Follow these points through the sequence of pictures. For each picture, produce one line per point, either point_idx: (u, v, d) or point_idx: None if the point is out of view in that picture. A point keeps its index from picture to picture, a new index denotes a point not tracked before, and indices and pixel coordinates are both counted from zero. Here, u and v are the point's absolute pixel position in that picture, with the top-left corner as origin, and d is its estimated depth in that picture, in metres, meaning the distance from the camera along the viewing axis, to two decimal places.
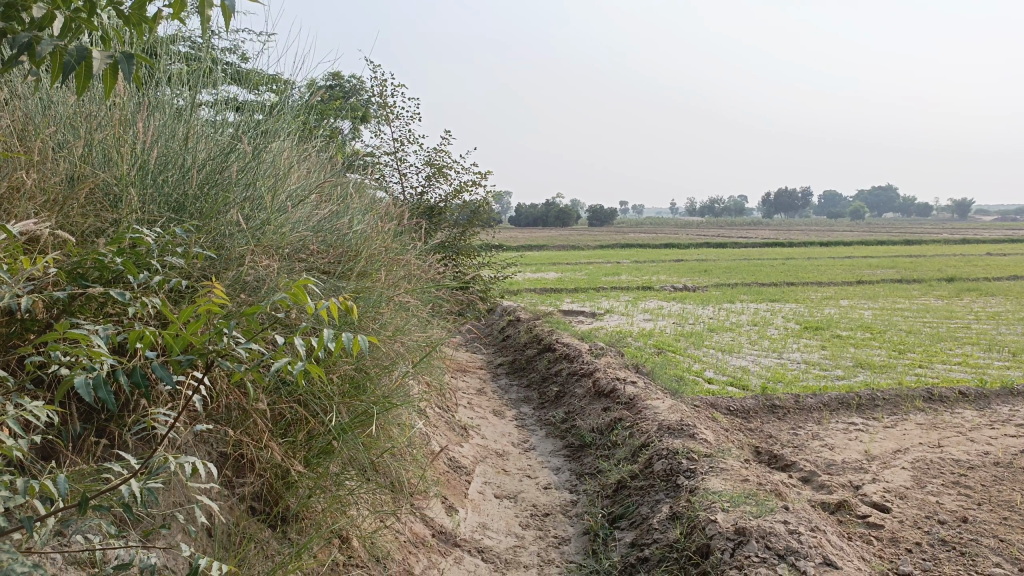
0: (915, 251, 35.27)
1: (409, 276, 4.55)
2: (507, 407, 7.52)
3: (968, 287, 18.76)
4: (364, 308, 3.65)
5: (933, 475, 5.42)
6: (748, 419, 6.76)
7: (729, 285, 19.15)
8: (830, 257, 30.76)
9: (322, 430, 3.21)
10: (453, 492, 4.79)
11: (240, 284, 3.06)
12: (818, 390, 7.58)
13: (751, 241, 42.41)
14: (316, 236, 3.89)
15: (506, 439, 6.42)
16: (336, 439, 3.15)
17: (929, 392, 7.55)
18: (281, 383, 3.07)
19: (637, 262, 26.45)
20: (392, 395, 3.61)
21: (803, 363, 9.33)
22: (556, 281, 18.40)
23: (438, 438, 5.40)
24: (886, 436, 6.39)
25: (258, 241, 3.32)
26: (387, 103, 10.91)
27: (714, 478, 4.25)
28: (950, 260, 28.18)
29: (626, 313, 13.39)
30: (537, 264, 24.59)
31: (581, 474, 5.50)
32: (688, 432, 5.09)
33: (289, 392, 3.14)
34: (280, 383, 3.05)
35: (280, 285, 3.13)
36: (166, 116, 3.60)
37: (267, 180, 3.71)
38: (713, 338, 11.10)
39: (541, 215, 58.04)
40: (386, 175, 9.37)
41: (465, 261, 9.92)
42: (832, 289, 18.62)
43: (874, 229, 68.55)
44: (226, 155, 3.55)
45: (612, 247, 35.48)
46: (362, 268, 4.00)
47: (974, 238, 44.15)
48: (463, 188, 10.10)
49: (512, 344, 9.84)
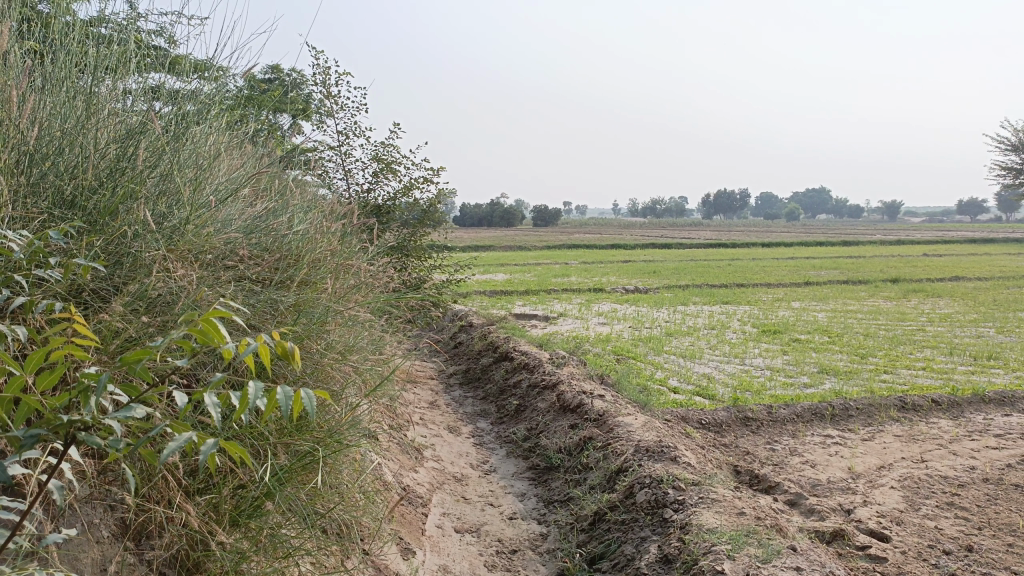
0: (854, 251, 35.93)
1: (359, 285, 3.97)
2: (462, 422, 6.95)
3: (914, 289, 18.91)
4: (305, 326, 3.05)
5: (925, 496, 5.05)
6: (721, 434, 6.33)
7: (679, 287, 18.87)
8: (774, 258, 30.96)
9: (252, 483, 2.60)
10: (409, 530, 4.20)
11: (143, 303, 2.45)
12: (790, 400, 7.20)
13: (696, 242, 42.55)
14: (249, 238, 3.29)
15: (464, 460, 5.85)
16: (266, 491, 2.54)
17: (902, 401, 7.26)
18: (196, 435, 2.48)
19: (586, 263, 26.12)
20: (345, 428, 3.02)
21: (767, 370, 8.99)
22: (506, 284, 17.82)
23: (389, 465, 4.80)
24: (867, 450, 6.03)
25: (170, 244, 2.70)
26: (331, 94, 10.20)
27: (706, 512, 3.78)
28: (890, 261, 28.71)
29: (580, 316, 12.92)
30: (484, 265, 24.01)
31: (550, 501, 4.97)
32: (669, 456, 4.61)
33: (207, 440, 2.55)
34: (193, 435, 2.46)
35: (198, 301, 2.55)
36: (62, 90, 2.98)
37: (188, 168, 3.11)
38: (672, 343, 10.70)
39: (485, 216, 57.53)
40: (329, 171, 8.66)
41: (414, 264, 9.31)
42: (781, 291, 18.51)
43: (811, 230, 70.09)
44: (134, 136, 2.93)
45: (559, 247, 35.11)
46: (305, 277, 3.39)
47: (909, 240, 45.24)
48: (412, 185, 9.45)
49: (464, 352, 9.26)
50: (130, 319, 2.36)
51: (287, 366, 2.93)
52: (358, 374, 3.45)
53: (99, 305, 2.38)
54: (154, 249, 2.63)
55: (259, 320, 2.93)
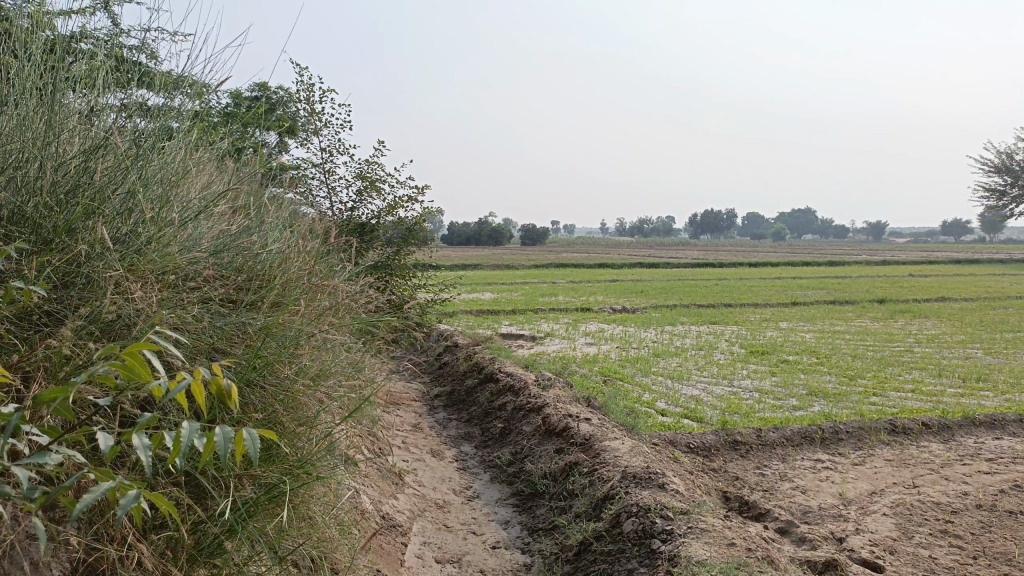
0: (840, 271, 36.02)
1: (335, 306, 3.84)
2: (445, 445, 6.79)
3: (901, 309, 18.92)
4: (275, 350, 2.91)
5: (918, 523, 4.93)
6: (710, 458, 6.20)
7: (666, 307, 18.78)
8: (761, 278, 30.98)
9: (214, 518, 2.45)
10: (388, 561, 4.04)
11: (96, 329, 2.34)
12: (779, 423, 7.09)
13: (683, 261, 42.61)
14: (219, 258, 3.18)
15: (446, 486, 5.69)
16: (228, 529, 2.39)
17: (892, 424, 7.16)
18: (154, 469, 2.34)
19: (573, 282, 26.01)
20: (316, 457, 2.87)
21: (756, 392, 8.88)
22: (493, 303, 17.68)
23: (368, 491, 4.64)
24: (858, 475, 5.92)
25: (128, 263, 2.59)
26: (315, 111, 10.08)
27: (695, 543, 3.65)
28: (876, 281, 28.78)
29: (567, 336, 12.79)
30: (471, 283, 23.85)
31: (534, 529, 4.83)
32: (657, 482, 4.47)
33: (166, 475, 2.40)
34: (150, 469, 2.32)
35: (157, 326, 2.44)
36: (25, 100, 2.87)
37: (154, 184, 2.99)
38: (660, 364, 10.59)
39: (473, 234, 57.45)
40: (312, 189, 8.54)
41: (398, 283, 9.17)
42: (769, 311, 18.46)
43: (797, 250, 70.44)
44: (100, 149, 2.82)
45: (546, 266, 35.01)
46: (277, 298, 3.27)
47: (894, 260, 45.47)
48: (397, 204, 9.34)
49: (449, 374, 9.10)
50: (82, 344, 2.23)
51: (255, 393, 2.79)
52: (333, 401, 3.31)
53: (49, 330, 2.26)
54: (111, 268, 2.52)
55: (225, 343, 2.80)
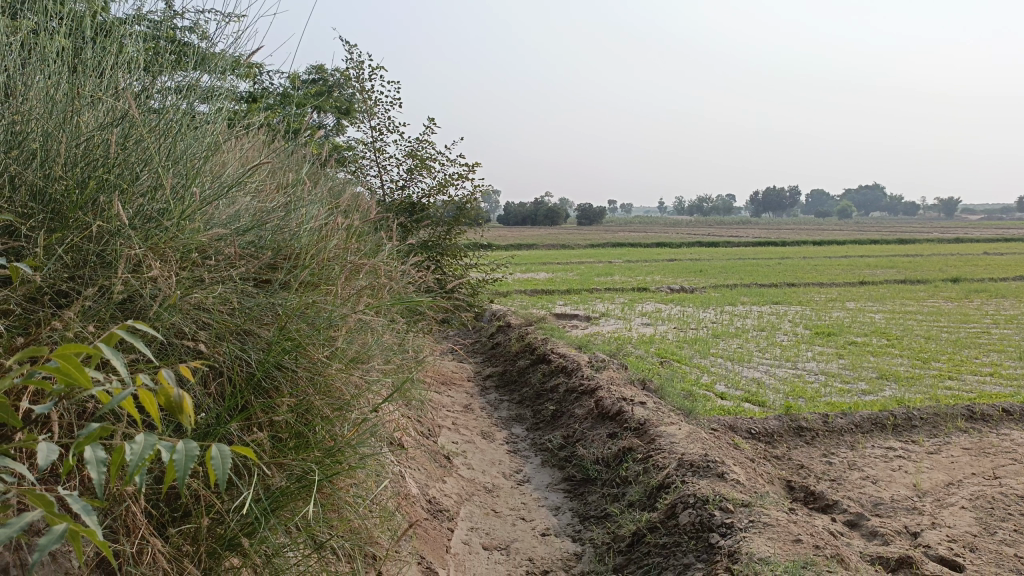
0: (908, 250, 34.67)
1: (376, 287, 3.70)
2: (496, 427, 6.65)
3: (976, 288, 18.03)
4: (307, 331, 2.78)
5: (1000, 517, 4.56)
6: (772, 445, 5.91)
7: (726, 286, 18.26)
8: (825, 257, 30.02)
9: (235, 511, 2.33)
10: (433, 548, 3.90)
11: (108, 312, 2.26)
12: (847, 408, 6.73)
13: (743, 240, 41.61)
14: (253, 236, 3.09)
15: (497, 469, 5.54)
16: (248, 523, 2.26)
17: (970, 410, 6.73)
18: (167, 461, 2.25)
19: (631, 262, 25.61)
20: (351, 444, 2.73)
21: (822, 375, 8.49)
22: (548, 283, 17.46)
23: (414, 475, 4.52)
24: (933, 465, 5.55)
25: (149, 241, 2.51)
26: (366, 91, 9.98)
27: (758, 539, 3.41)
28: (949, 260, 27.58)
29: (623, 316, 12.52)
30: (526, 263, 23.67)
31: (585, 517, 4.64)
32: (715, 471, 4.23)
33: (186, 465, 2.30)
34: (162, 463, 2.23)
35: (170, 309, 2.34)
36: (49, 72, 2.80)
37: (179, 160, 2.92)
38: (719, 345, 10.24)
39: (530, 214, 57.18)
40: (363, 168, 8.44)
41: (450, 263, 9.04)
42: (835, 291, 17.80)
43: (864, 228, 68.19)
44: (123, 121, 2.74)
45: (603, 245, 34.62)
46: (312, 276, 3.16)
47: (970, 237, 43.49)
48: (448, 182, 9.18)
49: (502, 354, 8.95)
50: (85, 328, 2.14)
51: (286, 377, 2.67)
52: (372, 384, 3.17)
53: (59, 312, 2.20)
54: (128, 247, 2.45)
55: (254, 324, 2.69)
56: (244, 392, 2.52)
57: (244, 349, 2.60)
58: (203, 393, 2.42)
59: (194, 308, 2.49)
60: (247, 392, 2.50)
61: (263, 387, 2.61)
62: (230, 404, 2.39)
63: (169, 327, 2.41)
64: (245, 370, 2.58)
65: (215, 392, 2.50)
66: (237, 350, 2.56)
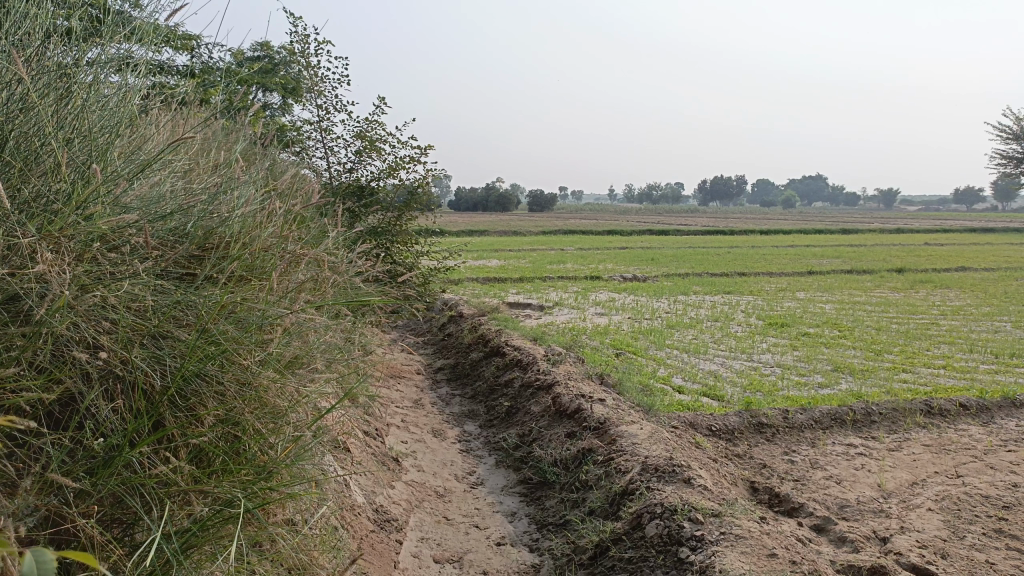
0: (853, 240, 35.30)
1: (316, 280, 3.34)
2: (448, 424, 6.34)
3: (921, 279, 18.33)
4: (235, 333, 2.42)
5: (968, 520, 4.43)
6: (733, 442, 5.74)
7: (678, 275, 18.20)
8: (773, 246, 30.35)
9: (142, 553, 2.00)
10: (379, 563, 3.58)
11: None
12: (806, 403, 6.60)
13: (693, 228, 41.87)
14: (175, 221, 2.72)
15: (448, 470, 5.24)
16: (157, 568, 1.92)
17: (928, 405, 6.66)
18: (58, 495, 1.90)
19: (583, 248, 25.46)
20: (286, 463, 2.39)
21: (778, 367, 8.38)
22: (501, 270, 17.15)
23: (359, 482, 4.19)
24: (896, 464, 5.43)
25: (41, 229, 2.15)
26: (314, 67, 9.49)
27: (731, 555, 3.18)
28: (892, 251, 28.14)
29: (577, 305, 12.30)
30: (477, 249, 23.30)
31: (543, 524, 4.38)
32: (682, 477, 4.00)
33: (84, 497, 1.95)
34: (52, 496, 1.87)
35: (58, 312, 1.98)
36: None
37: (85, 133, 2.55)
38: (674, 336, 10.09)
39: (481, 200, 56.72)
40: (308, 149, 7.99)
41: (400, 251, 8.66)
42: (784, 280, 17.90)
43: (808, 218, 69.54)
44: (14, 86, 2.35)
45: (555, 232, 34.40)
46: (243, 267, 2.80)
47: (910, 228, 44.61)
48: (399, 165, 8.78)
49: (454, 346, 8.62)
50: None
51: (210, 388, 2.32)
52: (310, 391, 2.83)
53: None
54: (13, 235, 2.08)
55: (172, 325, 2.33)
56: (154, 408, 2.17)
57: (158, 356, 2.24)
58: (107, 411, 2.08)
59: (94, 310, 2.13)
60: (161, 408, 2.16)
61: (179, 401, 2.26)
62: (139, 423, 2.05)
63: (64, 333, 2.05)
64: (158, 381, 2.23)
65: (123, 408, 2.15)
66: (149, 357, 2.21)
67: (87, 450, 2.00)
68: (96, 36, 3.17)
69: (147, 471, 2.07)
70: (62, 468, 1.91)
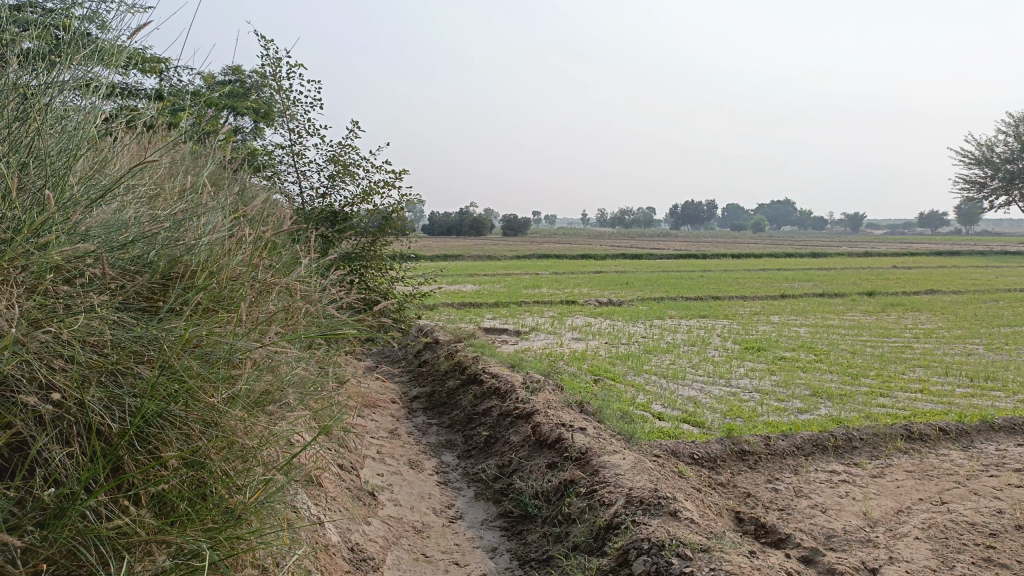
0: (823, 263, 35.72)
1: (288, 310, 3.20)
2: (424, 454, 6.18)
3: (892, 302, 18.51)
4: (200, 369, 2.28)
5: (956, 549, 4.36)
6: (716, 471, 5.64)
7: (653, 299, 18.20)
8: (745, 270, 30.57)
9: None
10: None
11: None
12: (787, 429, 6.53)
13: (665, 252, 42.07)
14: (139, 250, 2.59)
15: (425, 504, 5.07)
16: None
17: (908, 430, 6.63)
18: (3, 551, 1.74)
19: (557, 273, 25.40)
20: (256, 507, 2.25)
21: (757, 392, 8.32)
22: (476, 295, 17.03)
23: (333, 519, 4.02)
24: (880, 491, 5.37)
25: None
26: (286, 91, 9.37)
27: None
28: (863, 274, 28.45)
29: (553, 330, 12.19)
30: (451, 275, 23.12)
31: (525, 560, 4.24)
32: (667, 510, 3.89)
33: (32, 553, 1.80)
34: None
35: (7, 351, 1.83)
36: None
37: (41, 158, 2.42)
38: (652, 361, 10.02)
39: (454, 225, 56.65)
40: (280, 174, 7.84)
41: (374, 277, 8.51)
42: (758, 304, 17.98)
43: (778, 241, 70.36)
44: None
45: (529, 256, 34.36)
46: (210, 296, 2.67)
47: (878, 251, 45.28)
48: (373, 190, 8.66)
49: (429, 373, 8.46)
50: None
51: (172, 429, 2.18)
52: (281, 428, 2.69)
53: None
54: None
55: (132, 362, 2.19)
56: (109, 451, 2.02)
57: (116, 394, 2.10)
58: (57, 456, 1.93)
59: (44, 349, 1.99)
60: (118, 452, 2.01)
61: (138, 444, 2.11)
62: (93, 470, 1.90)
63: (11, 372, 1.91)
64: (115, 423, 2.08)
65: (76, 453, 2.00)
66: (105, 398, 2.07)
67: (36, 500, 1.85)
68: (58, 56, 3.04)
69: (103, 522, 1.91)
70: (8, 521, 1.76)
